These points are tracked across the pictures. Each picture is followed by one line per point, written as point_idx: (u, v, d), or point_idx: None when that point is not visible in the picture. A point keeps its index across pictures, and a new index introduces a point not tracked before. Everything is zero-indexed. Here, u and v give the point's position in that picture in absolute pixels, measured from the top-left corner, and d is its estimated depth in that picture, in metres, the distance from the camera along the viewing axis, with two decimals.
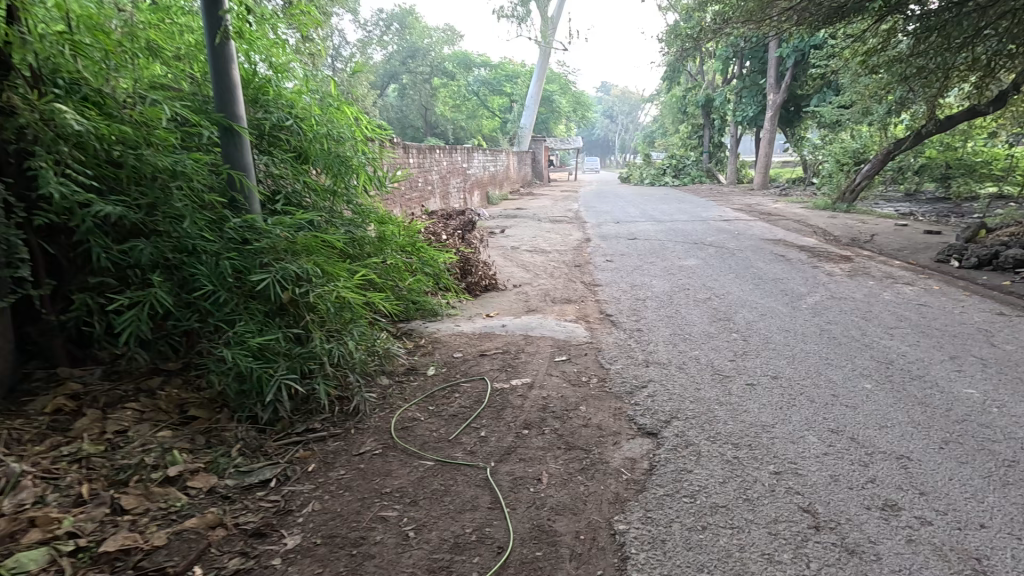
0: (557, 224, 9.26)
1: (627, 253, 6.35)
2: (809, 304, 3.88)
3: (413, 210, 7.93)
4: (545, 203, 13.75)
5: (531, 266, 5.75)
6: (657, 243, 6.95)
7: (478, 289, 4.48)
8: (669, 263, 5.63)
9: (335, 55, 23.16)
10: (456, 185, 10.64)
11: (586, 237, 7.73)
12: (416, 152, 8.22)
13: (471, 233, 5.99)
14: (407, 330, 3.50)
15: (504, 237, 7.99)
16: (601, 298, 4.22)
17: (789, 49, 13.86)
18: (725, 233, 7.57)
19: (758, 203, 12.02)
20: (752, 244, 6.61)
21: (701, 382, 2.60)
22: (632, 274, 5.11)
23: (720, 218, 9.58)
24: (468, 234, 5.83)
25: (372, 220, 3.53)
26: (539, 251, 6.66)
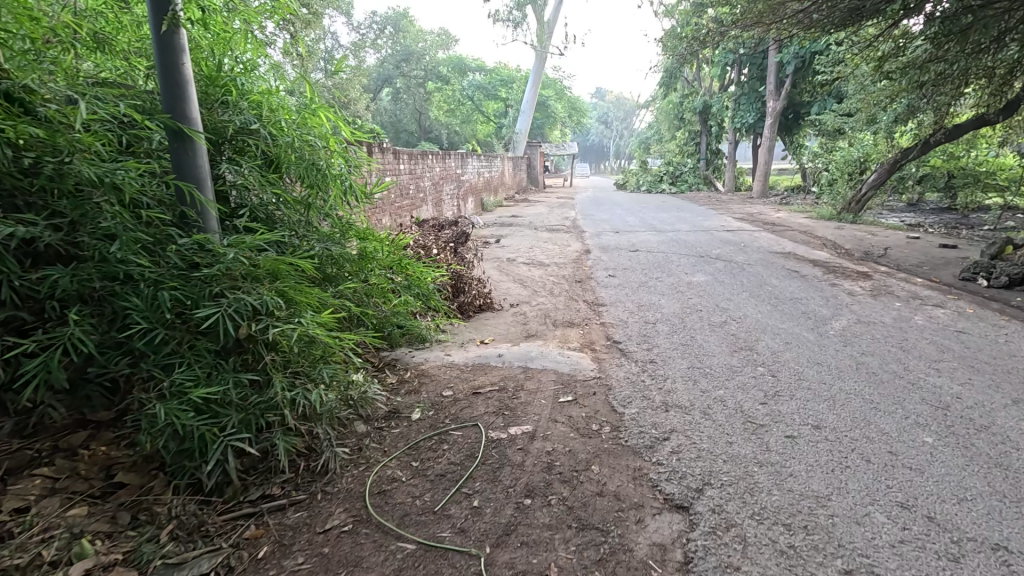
0: (555, 233, 8.89)
1: (630, 267, 5.98)
2: (836, 331, 3.52)
3: (403, 218, 7.54)
4: (542, 210, 13.40)
5: (528, 281, 5.37)
6: (661, 256, 6.59)
7: (471, 310, 4.10)
8: (675, 279, 5.26)
9: (327, 58, 22.70)
10: (450, 192, 10.26)
11: (585, 248, 7.36)
12: (408, 157, 7.83)
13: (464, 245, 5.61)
14: (390, 361, 3.11)
15: (499, 247, 7.61)
16: (607, 322, 3.84)
17: (790, 56, 13.63)
18: (731, 245, 7.22)
19: (759, 212, 11.72)
20: (761, 258, 6.26)
21: (732, 433, 2.22)
22: (637, 291, 4.74)
23: (723, 227, 9.25)
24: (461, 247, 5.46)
25: (352, 236, 3.18)
26: (537, 264, 6.28)
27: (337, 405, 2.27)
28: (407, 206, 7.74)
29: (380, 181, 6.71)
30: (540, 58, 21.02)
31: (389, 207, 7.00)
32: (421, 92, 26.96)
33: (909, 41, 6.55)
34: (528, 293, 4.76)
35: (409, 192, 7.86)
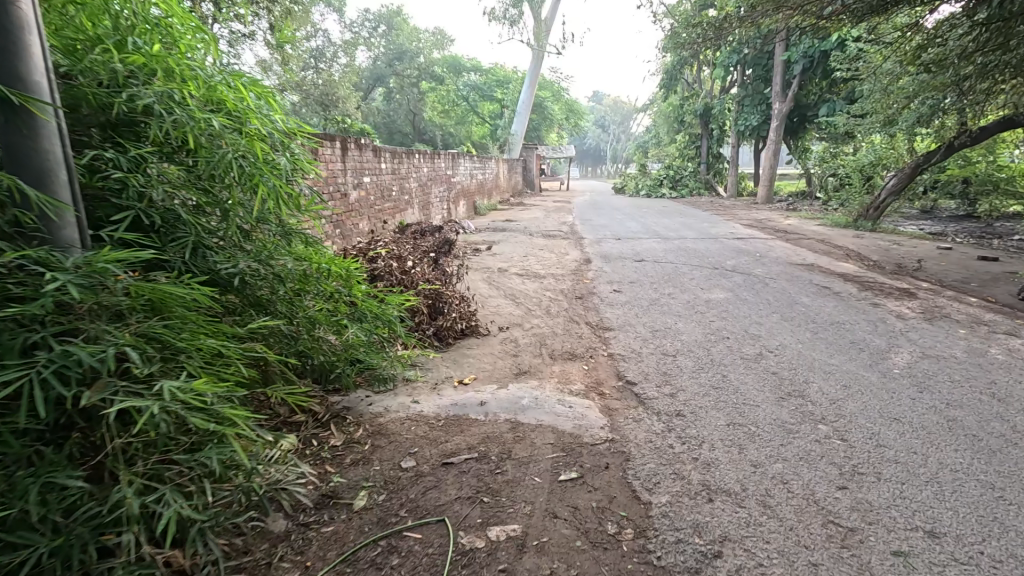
0: (551, 240, 8.21)
1: (637, 279, 5.29)
2: (901, 369, 2.84)
3: (384, 223, 6.82)
4: (537, 214, 12.72)
5: (520, 296, 4.66)
6: (670, 267, 5.90)
7: (451, 336, 3.38)
8: (691, 296, 4.57)
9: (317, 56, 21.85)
10: (439, 194, 9.54)
11: (585, 257, 6.68)
12: (391, 155, 7.10)
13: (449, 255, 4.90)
14: (339, 413, 2.39)
15: (489, 255, 6.90)
16: (616, 354, 3.14)
17: (798, 55, 13.03)
18: (745, 255, 6.55)
19: (768, 218, 11.07)
20: (782, 270, 5.59)
21: (813, 546, 1.53)
22: (647, 312, 4.05)
23: (733, 235, 8.58)
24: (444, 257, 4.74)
25: (289, 254, 2.44)
26: (531, 276, 5.57)
27: (237, 500, 1.56)
28: (389, 209, 7.01)
29: (356, 181, 5.98)
30: (537, 58, 20.34)
31: (366, 210, 6.27)
32: (415, 92, 26.16)
33: (949, 31, 5.85)
34: (520, 313, 4.06)
35: (392, 194, 7.13)
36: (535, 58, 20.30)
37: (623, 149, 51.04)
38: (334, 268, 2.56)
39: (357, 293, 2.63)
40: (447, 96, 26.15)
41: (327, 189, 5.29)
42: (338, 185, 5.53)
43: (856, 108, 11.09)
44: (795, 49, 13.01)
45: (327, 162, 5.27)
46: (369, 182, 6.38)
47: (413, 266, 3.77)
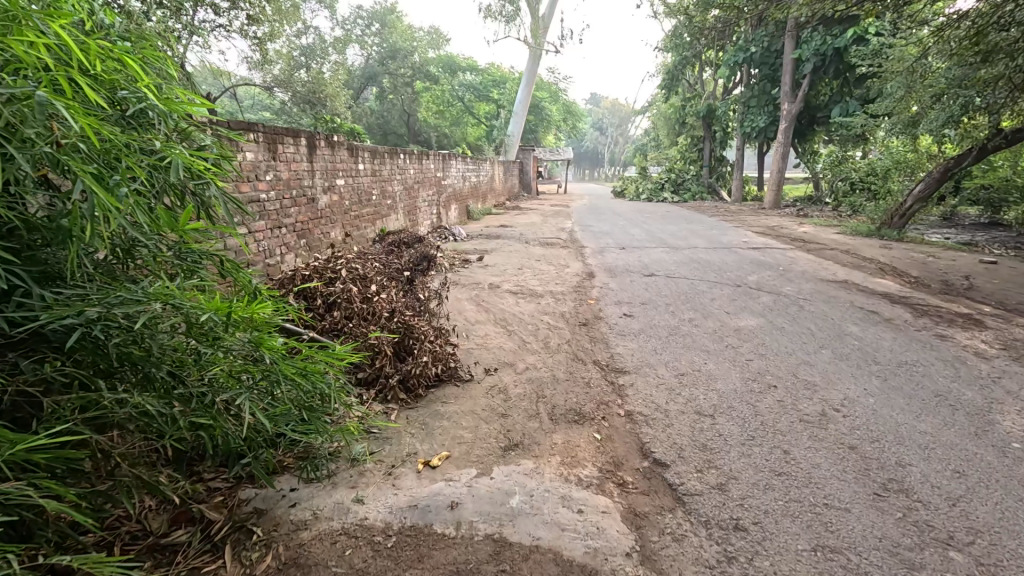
0: (548, 249, 7.48)
1: (649, 299, 4.57)
2: (1022, 443, 2.11)
3: (361, 230, 6.09)
4: (535, 220, 12.00)
5: (513, 321, 3.92)
6: (685, 284, 5.18)
7: (423, 385, 2.63)
8: (715, 322, 3.85)
9: (307, 52, 21.05)
10: (428, 198, 8.81)
11: (586, 270, 5.97)
12: (371, 155, 6.37)
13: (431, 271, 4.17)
14: (244, 525, 1.64)
15: (480, 268, 6.17)
16: (634, 413, 2.40)
17: (809, 53, 12.35)
18: (767, 269, 5.83)
19: (780, 225, 10.38)
20: (814, 288, 4.88)
21: None
22: (667, 346, 3.31)
23: (747, 244, 7.88)
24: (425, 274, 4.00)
25: (163, 302, 1.53)
26: (526, 294, 4.84)
27: None
28: (368, 215, 6.27)
29: (326, 185, 5.23)
30: (535, 56, 19.64)
31: (340, 218, 5.53)
32: (410, 92, 25.49)
33: (1011, 13, 5.12)
34: (512, 346, 3.32)
35: (371, 198, 6.39)
36: (534, 56, 19.60)
37: (621, 152, 50.39)
38: (242, 311, 1.69)
39: (276, 351, 1.77)
40: (442, 96, 24.87)
41: (288, 193, 4.54)
42: (304, 189, 4.79)
43: (876, 106, 10.38)
44: (806, 47, 12.35)
45: (288, 162, 4.53)
46: (344, 185, 5.64)
47: (377, 298, 3.06)
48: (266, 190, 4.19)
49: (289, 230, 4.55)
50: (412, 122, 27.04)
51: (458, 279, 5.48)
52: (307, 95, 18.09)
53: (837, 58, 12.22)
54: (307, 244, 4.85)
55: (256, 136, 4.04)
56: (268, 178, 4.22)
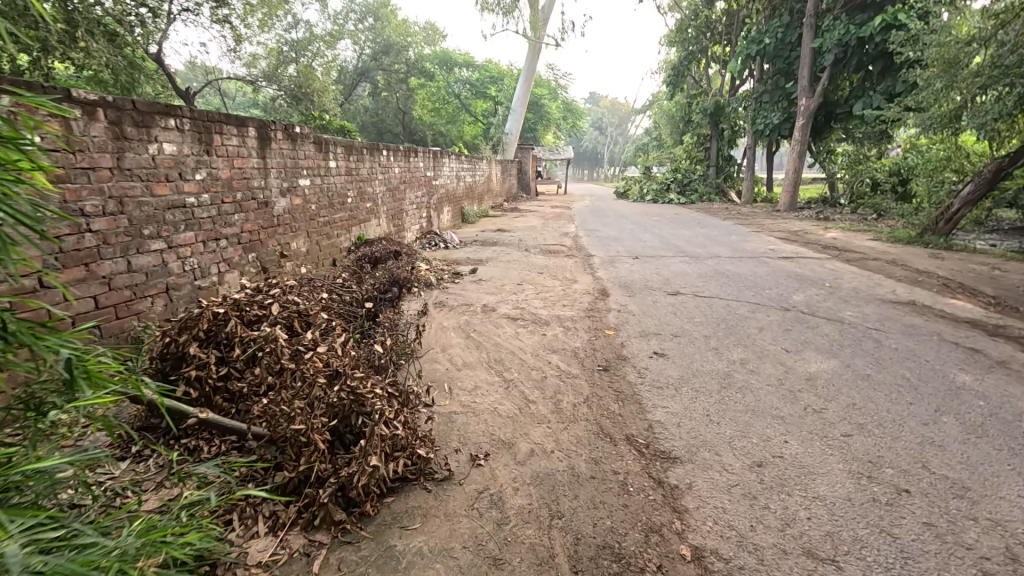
0: (551, 259, 6.59)
1: (681, 327, 3.68)
2: None
3: (334, 238, 5.19)
4: (534, 223, 11.09)
5: (511, 364, 3.01)
6: (719, 306, 4.26)
7: (375, 494, 1.70)
8: (776, 366, 2.94)
9: (297, 45, 19.69)
10: (415, 200, 7.87)
11: (598, 286, 5.08)
12: (346, 150, 5.44)
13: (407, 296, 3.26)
14: None
15: (473, 283, 5.26)
16: (707, 556, 1.50)
17: (831, 43, 11.46)
18: (811, 286, 4.94)
19: (803, 230, 9.49)
20: (881, 313, 3.97)
21: None
22: (724, 411, 2.40)
23: (775, 253, 6.99)
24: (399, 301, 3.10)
25: None
26: (528, 320, 3.93)
27: None
28: (341, 221, 5.34)
29: (285, 185, 4.30)
30: (535, 50, 18.66)
31: (304, 225, 4.61)
32: (404, 89, 24.38)
33: None
34: (511, 409, 2.42)
35: (346, 200, 5.47)
36: (533, 50, 18.64)
37: (621, 152, 49.45)
38: None
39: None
40: (438, 93, 24.59)
41: (231, 196, 3.61)
42: (253, 190, 3.86)
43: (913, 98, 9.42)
44: (827, 36, 11.45)
45: (230, 157, 3.60)
46: (311, 185, 4.71)
47: (316, 354, 2.12)
48: (195, 193, 3.26)
49: (232, 244, 3.63)
50: (408, 120, 25.96)
51: (447, 299, 4.57)
52: (296, 90, 16.95)
53: (860, 50, 11.35)
54: (258, 259, 3.93)
55: (179, 121, 3.11)
56: (198, 177, 3.29)
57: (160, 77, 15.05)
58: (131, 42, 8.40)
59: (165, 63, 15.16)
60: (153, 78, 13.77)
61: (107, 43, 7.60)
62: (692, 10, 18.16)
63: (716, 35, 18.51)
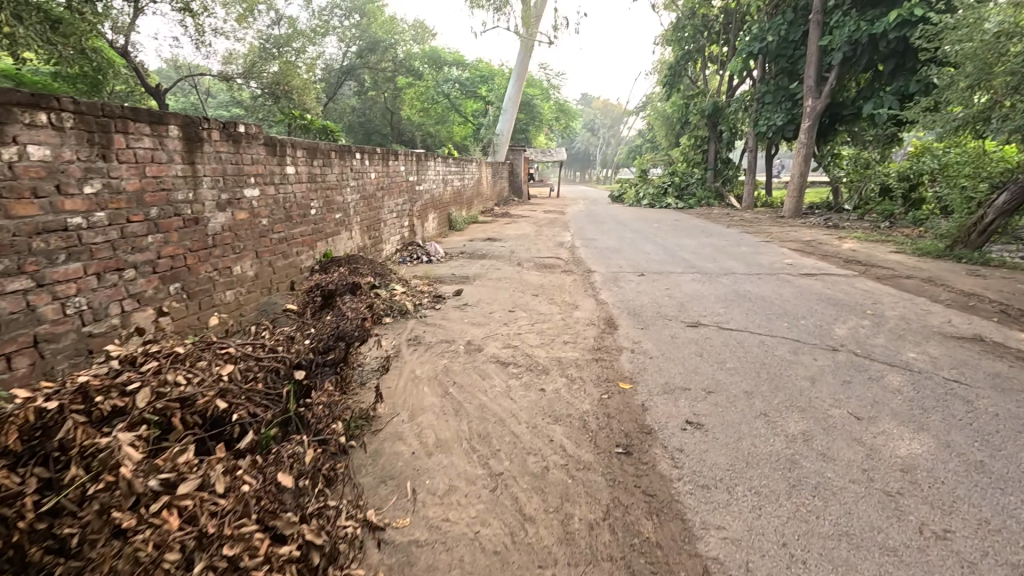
0: (547, 276, 5.85)
1: (714, 377, 2.95)
2: None
3: (293, 255, 4.41)
4: (527, 231, 10.35)
5: (500, 443, 2.25)
6: (752, 344, 3.53)
7: None
8: (853, 448, 2.20)
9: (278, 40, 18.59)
10: (395, 208, 7.09)
11: (603, 313, 4.35)
12: (307, 153, 4.64)
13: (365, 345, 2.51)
14: None
15: (456, 309, 4.48)
16: None
17: (840, 42, 10.85)
18: (852, 314, 4.24)
19: (815, 240, 8.81)
20: (952, 356, 3.25)
21: None
22: (807, 538, 1.66)
23: (794, 269, 6.28)
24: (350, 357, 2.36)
25: None
26: (521, 366, 3.16)
27: None
28: (302, 236, 4.55)
29: (225, 197, 3.51)
30: (526, 48, 17.96)
31: (251, 244, 3.82)
32: (391, 88, 23.76)
33: None
34: (500, 538, 1.67)
35: (309, 212, 4.67)
36: (525, 48, 17.93)
37: (615, 154, 48.87)
38: None
39: None
40: (426, 93, 23.82)
41: (141, 213, 2.82)
42: (176, 205, 3.07)
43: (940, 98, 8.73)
44: (836, 33, 10.82)
45: (140, 164, 2.81)
46: (260, 196, 3.92)
47: (187, 487, 1.37)
48: (83, 211, 2.46)
49: (144, 275, 2.84)
50: (396, 120, 25.14)
51: (424, 334, 3.79)
52: (274, 88, 16.07)
53: (871, 48, 10.73)
54: (184, 289, 3.15)
55: (57, 117, 2.33)
56: (88, 191, 2.49)
57: (127, 72, 14.15)
58: (78, 32, 7.56)
59: (133, 58, 14.24)
60: (119, 74, 12.90)
61: (37, 32, 6.78)
62: (688, 8, 17.53)
63: (714, 34, 17.93)
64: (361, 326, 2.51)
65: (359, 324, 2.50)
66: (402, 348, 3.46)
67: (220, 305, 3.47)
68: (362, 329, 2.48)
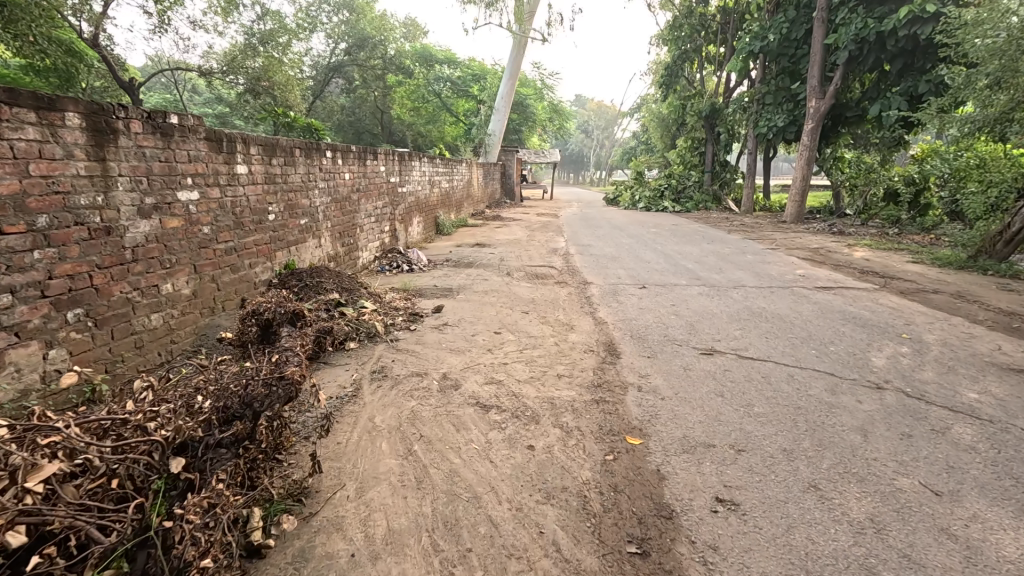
0: (539, 289, 5.30)
1: (741, 429, 2.40)
2: None
3: (246, 268, 3.83)
4: (518, 236, 9.80)
5: (472, 539, 1.68)
6: (779, 378, 2.98)
7: None
8: (944, 548, 1.64)
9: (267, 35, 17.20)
10: (374, 212, 6.51)
11: (603, 336, 3.79)
12: (265, 150, 4.05)
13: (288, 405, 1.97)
14: None
15: (434, 331, 3.91)
16: None
17: (845, 41, 10.39)
18: (887, 339, 3.71)
19: (823, 248, 8.33)
20: (1021, 397, 2.72)
21: None
22: None
23: (808, 281, 5.77)
24: (261, 423, 1.80)
25: None
26: (504, 410, 2.59)
27: None
28: (257, 245, 3.96)
29: (150, 201, 2.91)
30: (519, 46, 17.40)
31: (188, 257, 3.23)
32: (381, 86, 22.84)
33: None
34: None
35: (265, 217, 4.08)
36: (518, 45, 17.37)
37: (609, 155, 48.50)
38: None
39: None
40: (417, 91, 23.17)
41: (20, 222, 2.21)
42: (77, 212, 2.47)
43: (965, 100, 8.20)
44: (842, 31, 10.33)
45: (22, 161, 2.21)
46: (200, 200, 3.32)
47: None
48: None
49: (26, 301, 2.23)
50: (386, 119, 24.46)
51: (392, 364, 3.22)
52: (256, 84, 15.43)
53: (878, 46, 10.27)
54: (90, 314, 2.53)
55: None
56: None
57: (99, 66, 13.45)
58: (29, 19, 7.19)
59: (105, 50, 13.53)
60: (89, 68, 12.23)
61: None
62: (685, 6, 17.07)
63: (711, 34, 17.51)
64: (281, 380, 1.96)
65: (277, 377, 1.96)
66: (362, 386, 2.90)
67: (141, 332, 2.86)
68: (280, 385, 1.93)
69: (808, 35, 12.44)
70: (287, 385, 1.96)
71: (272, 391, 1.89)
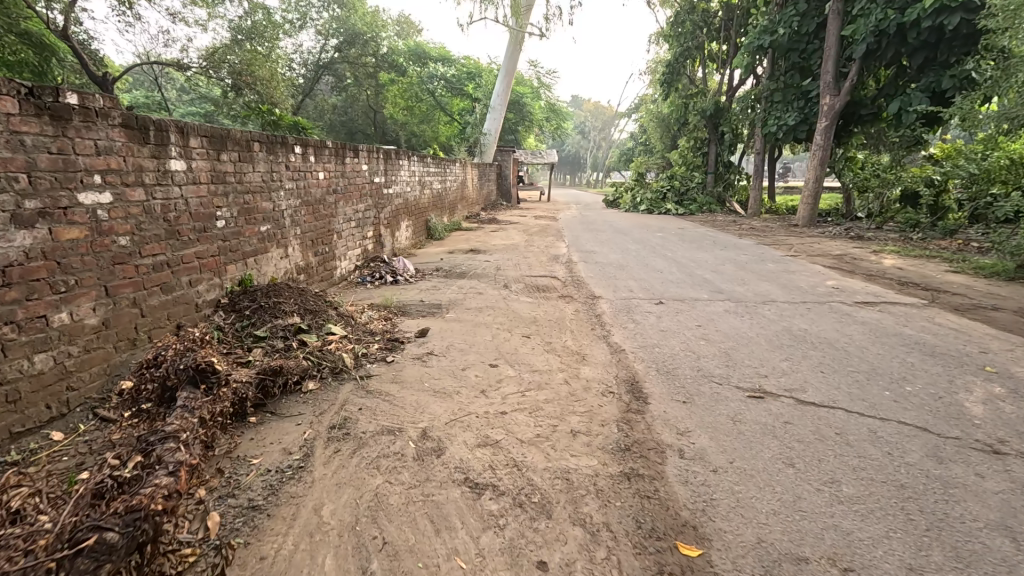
0: (539, 306, 4.60)
1: (837, 527, 1.71)
2: None
3: (184, 288, 3.11)
4: (515, 241, 9.11)
5: None
6: (860, 436, 2.29)
7: None
8: None
9: (255, 29, 15.99)
10: (354, 216, 5.80)
11: (622, 371, 3.09)
12: (211, 143, 3.33)
13: (139, 552, 1.49)
14: None
15: (415, 364, 3.20)
16: None
17: (863, 33, 9.73)
18: (968, 374, 3.04)
19: (847, 254, 7.67)
20: None
21: None
22: None
23: (845, 295, 5.10)
24: None
25: None
26: (503, 495, 1.89)
27: None
28: (199, 258, 3.24)
29: (32, 206, 2.20)
30: (516, 42, 16.75)
31: (96, 276, 2.50)
32: (373, 85, 21.87)
33: None
34: None
35: (212, 224, 3.37)
36: (514, 41, 16.69)
37: (606, 157, 47.87)
38: None
39: None
40: (410, 90, 22.50)
41: None
42: None
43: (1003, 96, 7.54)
44: (860, 22, 9.68)
45: None
46: (112, 204, 2.60)
47: None
48: None
49: None
50: (378, 119, 23.51)
51: (356, 414, 2.53)
52: (238, 80, 14.68)
53: (898, 39, 9.62)
54: None
55: None
56: None
57: (70, 59, 12.72)
58: None
59: (77, 43, 12.81)
60: (58, 60, 11.53)
61: None
62: (687, 2, 16.45)
63: (713, 30, 16.91)
64: (122, 521, 1.49)
65: (118, 515, 1.51)
66: (315, 447, 2.21)
67: (16, 380, 2.13)
68: (110, 530, 1.44)
69: (819, 29, 11.81)
70: (125, 526, 1.47)
71: (73, 561, 1.35)
